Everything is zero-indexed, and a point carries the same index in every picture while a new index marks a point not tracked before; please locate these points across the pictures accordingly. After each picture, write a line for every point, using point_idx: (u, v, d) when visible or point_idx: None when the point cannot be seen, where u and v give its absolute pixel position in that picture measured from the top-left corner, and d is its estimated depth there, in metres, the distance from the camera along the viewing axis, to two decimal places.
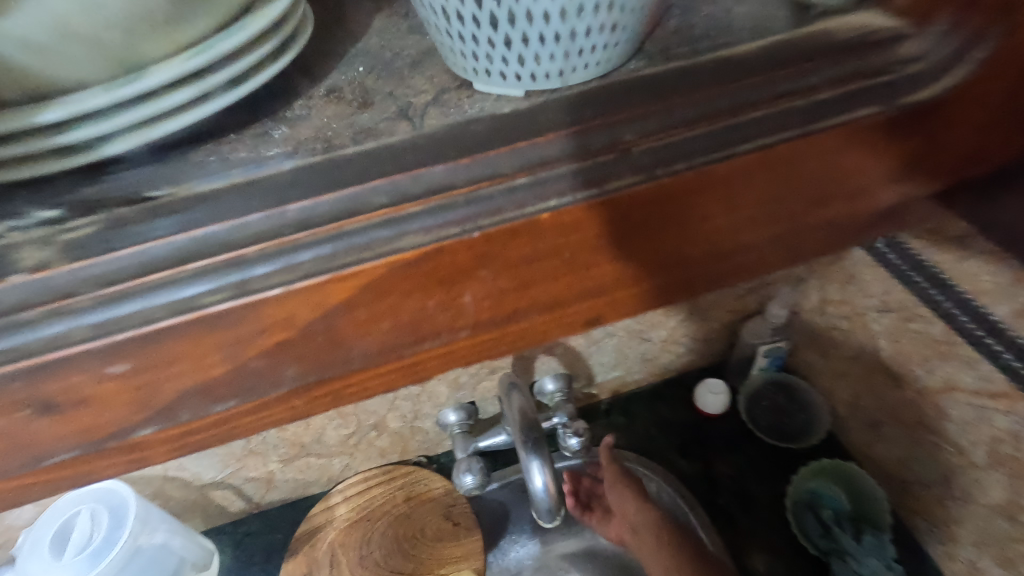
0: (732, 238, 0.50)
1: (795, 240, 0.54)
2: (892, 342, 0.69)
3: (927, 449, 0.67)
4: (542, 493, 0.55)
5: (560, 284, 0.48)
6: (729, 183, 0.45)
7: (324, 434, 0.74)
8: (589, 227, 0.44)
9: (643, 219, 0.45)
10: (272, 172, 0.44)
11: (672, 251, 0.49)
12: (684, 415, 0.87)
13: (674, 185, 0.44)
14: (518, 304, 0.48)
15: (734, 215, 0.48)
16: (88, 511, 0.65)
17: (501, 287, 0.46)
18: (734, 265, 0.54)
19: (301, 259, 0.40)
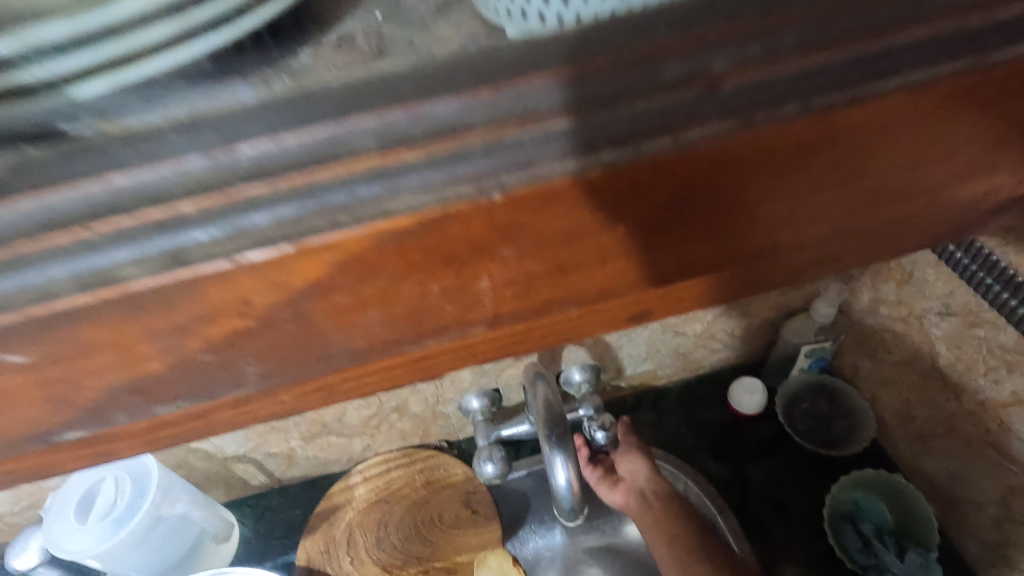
0: (804, 239, 0.33)
1: (895, 234, 0.36)
2: (951, 348, 0.63)
3: (984, 465, 0.62)
4: (565, 489, 0.52)
5: (619, 272, 0.32)
6: (803, 161, 0.28)
7: (345, 414, 0.73)
8: (602, 209, 0.28)
9: (675, 212, 0.29)
10: (228, 107, 0.26)
11: (718, 252, 0.32)
12: (716, 413, 0.83)
13: (711, 166, 0.27)
14: (545, 298, 0.32)
15: (811, 202, 0.31)
16: (112, 478, 0.67)
17: (541, 270, 0.30)
18: (804, 268, 0.37)
19: (253, 223, 0.25)
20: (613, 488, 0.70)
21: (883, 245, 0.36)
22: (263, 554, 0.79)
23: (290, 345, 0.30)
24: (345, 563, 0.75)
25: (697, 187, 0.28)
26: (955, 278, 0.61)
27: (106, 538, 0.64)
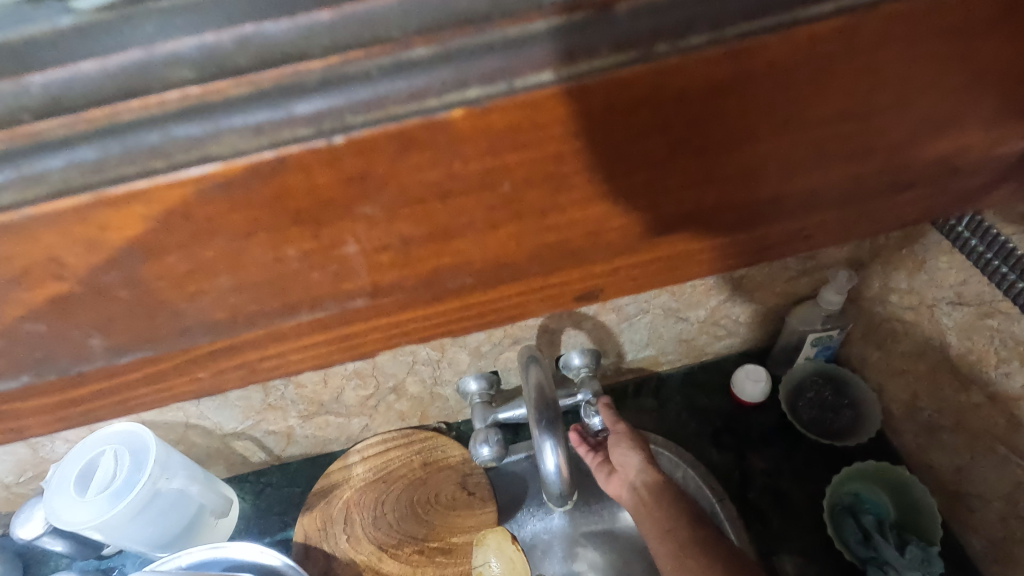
0: (780, 206, 0.47)
1: (853, 202, 0.49)
2: (962, 339, 0.61)
3: (992, 460, 0.61)
4: (554, 474, 0.52)
5: (478, 227, 0.42)
6: (776, 147, 0.41)
7: (341, 394, 0.72)
8: (611, 178, 0.40)
9: (681, 183, 0.42)
10: (44, 30, 0.28)
11: (712, 214, 0.46)
12: (718, 401, 0.82)
13: (703, 149, 0.39)
14: (575, 245, 0.46)
15: (786, 176, 0.44)
16: (112, 451, 0.65)
17: (414, 227, 0.41)
18: (772, 229, 0.51)
19: (49, 167, 0.31)
20: (609, 478, 0.69)
21: (844, 213, 0.51)
22: (262, 530, 0.80)
23: (196, 275, 0.40)
24: (342, 541, 0.76)
25: (501, 159, 0.37)
26: (969, 266, 0.59)
27: (105, 511, 0.65)
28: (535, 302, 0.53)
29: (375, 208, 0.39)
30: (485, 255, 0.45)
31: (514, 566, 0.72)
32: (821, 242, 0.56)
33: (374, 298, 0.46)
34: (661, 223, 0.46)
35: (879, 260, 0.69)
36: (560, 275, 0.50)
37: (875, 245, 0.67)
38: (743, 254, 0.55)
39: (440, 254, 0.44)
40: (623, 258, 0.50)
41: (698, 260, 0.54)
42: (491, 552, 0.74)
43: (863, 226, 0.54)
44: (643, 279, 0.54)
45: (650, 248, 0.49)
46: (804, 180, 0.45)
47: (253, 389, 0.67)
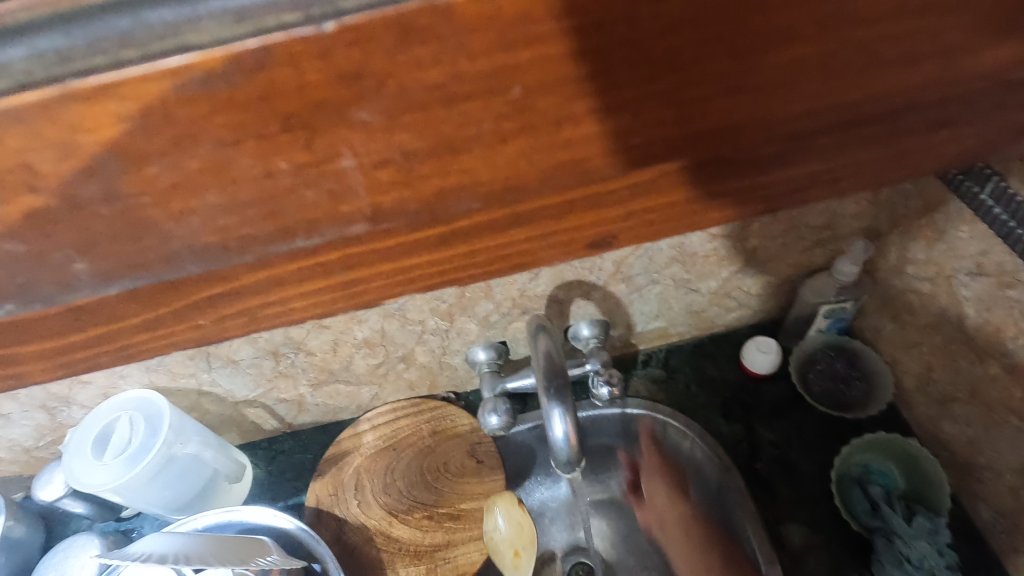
0: (817, 136, 0.46)
1: (889, 138, 0.49)
2: (980, 309, 0.60)
3: (1005, 432, 0.60)
4: (561, 442, 0.52)
5: (489, 159, 0.42)
6: (824, 55, 0.39)
7: (351, 362, 0.73)
8: (641, 94, 0.39)
9: (716, 103, 0.41)
10: None
11: (741, 145, 0.45)
12: (728, 373, 0.82)
13: (746, 58, 0.38)
14: (586, 171, 0.44)
15: (826, 98, 0.43)
16: (127, 417, 0.67)
17: (427, 158, 0.40)
18: (794, 163, 0.50)
19: (10, 57, 0.29)
20: None
21: (877, 151, 0.51)
22: (275, 495, 0.81)
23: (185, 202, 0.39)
24: (353, 506, 0.77)
25: (514, 57, 0.35)
26: (991, 235, 0.57)
27: (122, 474, 0.66)
28: (545, 248, 0.54)
29: (384, 133, 0.38)
30: (488, 177, 0.43)
31: (523, 531, 0.73)
32: (851, 186, 0.56)
33: (375, 223, 0.44)
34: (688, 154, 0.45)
35: (896, 231, 0.68)
36: (572, 217, 0.50)
37: (893, 215, 0.66)
38: (769, 199, 0.54)
39: (444, 193, 0.43)
40: (641, 198, 0.50)
41: (722, 203, 0.54)
42: (498, 515, 0.74)
43: (896, 168, 0.54)
44: (661, 224, 0.55)
45: (673, 184, 0.49)
46: (845, 105, 0.44)
47: (264, 356, 0.68)
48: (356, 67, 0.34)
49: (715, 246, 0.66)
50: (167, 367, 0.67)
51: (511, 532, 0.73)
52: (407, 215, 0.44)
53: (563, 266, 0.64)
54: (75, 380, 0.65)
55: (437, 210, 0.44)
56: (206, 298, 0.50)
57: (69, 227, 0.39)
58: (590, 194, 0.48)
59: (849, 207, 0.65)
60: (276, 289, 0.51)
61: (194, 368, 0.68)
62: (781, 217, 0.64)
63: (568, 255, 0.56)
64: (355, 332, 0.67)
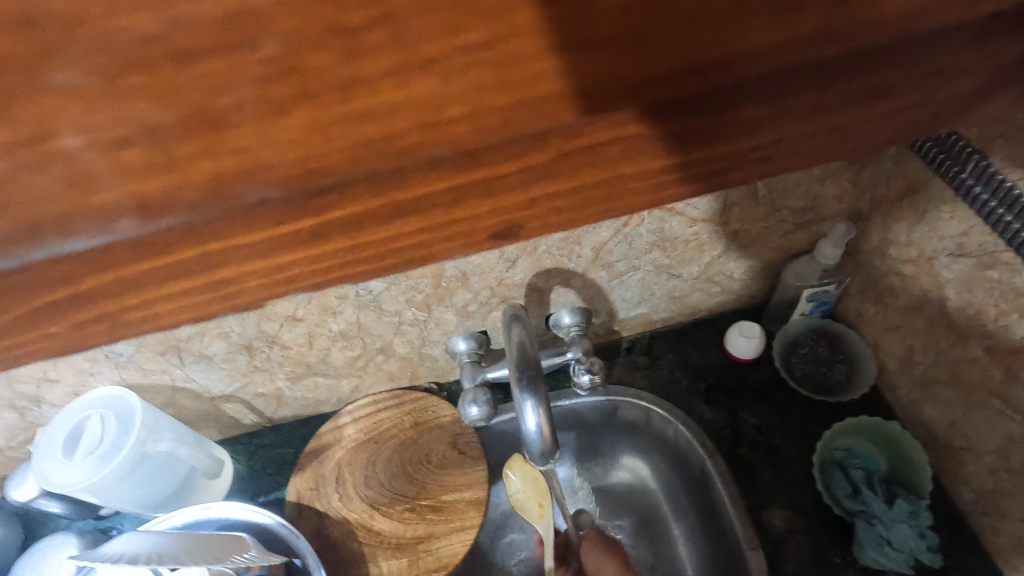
0: (734, 113, 0.47)
1: (813, 114, 0.49)
2: (962, 291, 0.59)
3: (987, 414, 0.60)
4: (535, 434, 0.51)
5: (406, 143, 0.42)
6: (729, 39, 0.40)
7: (328, 355, 0.71)
8: (578, 74, 0.40)
9: (628, 85, 0.42)
10: None
11: (651, 121, 0.46)
12: (712, 358, 0.81)
13: (653, 43, 0.39)
14: (512, 143, 0.44)
15: (738, 76, 0.43)
16: (98, 415, 0.65)
17: (351, 148, 0.41)
18: (712, 141, 0.50)
19: None
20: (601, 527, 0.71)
21: (803, 128, 0.51)
22: (256, 490, 0.80)
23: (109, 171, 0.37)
24: (333, 500, 0.75)
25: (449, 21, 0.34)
26: (972, 215, 0.56)
27: (94, 473, 0.64)
28: (441, 239, 0.53)
29: (312, 128, 0.39)
30: (374, 152, 0.42)
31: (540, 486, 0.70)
32: (782, 166, 0.56)
33: (296, 189, 0.43)
34: (597, 133, 0.46)
35: (879, 212, 0.67)
36: (465, 205, 0.49)
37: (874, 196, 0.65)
38: (686, 181, 0.54)
39: (351, 171, 0.43)
40: (539, 185, 0.49)
41: (638, 186, 0.53)
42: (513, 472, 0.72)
43: (833, 146, 0.54)
44: (573, 211, 0.55)
45: (571, 172, 0.49)
46: (758, 86, 0.45)
47: (237, 351, 0.66)
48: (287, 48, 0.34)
49: (695, 230, 0.65)
50: (137, 364, 0.65)
51: (528, 489, 0.71)
52: (297, 189, 0.43)
53: (540, 253, 0.62)
54: (42, 378, 0.63)
55: (334, 184, 0.43)
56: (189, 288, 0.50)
57: (36, 200, 0.39)
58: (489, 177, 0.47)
59: (830, 189, 0.64)
60: (248, 274, 0.50)
61: (166, 364, 0.66)
62: (760, 199, 0.62)
63: (470, 246, 0.56)
64: (330, 324, 0.66)
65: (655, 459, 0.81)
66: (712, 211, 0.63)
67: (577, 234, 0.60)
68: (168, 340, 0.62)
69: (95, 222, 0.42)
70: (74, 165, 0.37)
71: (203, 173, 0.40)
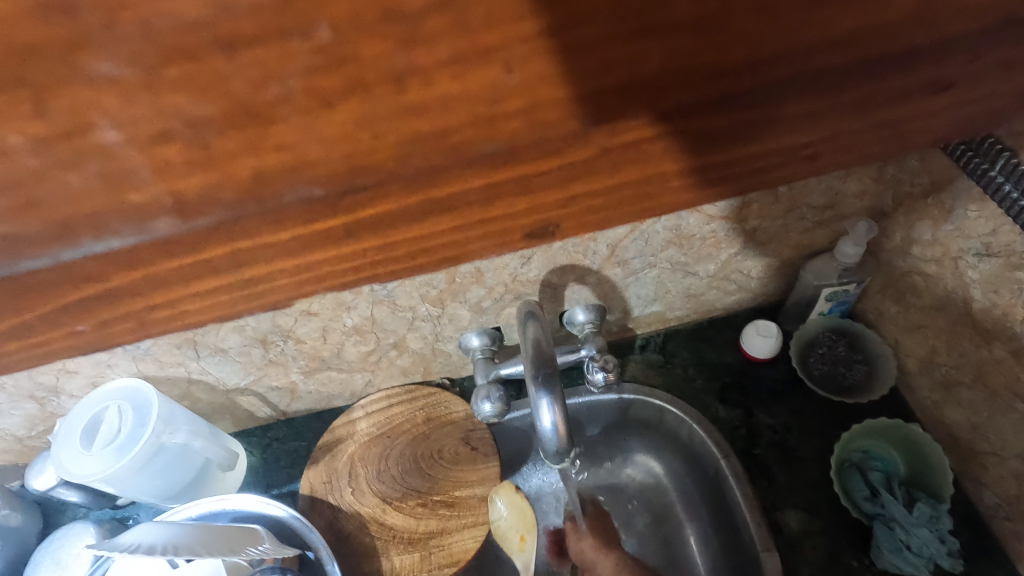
0: (783, 108, 0.47)
1: (864, 109, 0.49)
2: (987, 291, 0.58)
3: (1011, 418, 0.58)
4: (549, 431, 0.51)
5: (464, 137, 0.42)
6: (788, 32, 0.40)
7: (342, 350, 0.71)
8: (602, 71, 0.40)
9: (684, 79, 0.42)
10: None
11: (698, 120, 0.46)
12: (728, 357, 0.80)
13: (717, 36, 0.39)
14: (536, 145, 0.44)
15: (795, 70, 0.43)
16: (116, 406, 0.66)
17: (413, 140, 0.41)
18: (742, 144, 0.49)
19: None
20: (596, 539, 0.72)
21: (833, 127, 0.50)
22: (269, 482, 0.81)
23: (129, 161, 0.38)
24: (346, 493, 0.76)
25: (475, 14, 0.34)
26: (1000, 214, 0.55)
27: (111, 464, 0.65)
28: (474, 238, 0.53)
29: (372, 120, 0.39)
30: (397, 155, 0.42)
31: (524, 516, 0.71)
32: (829, 163, 0.55)
33: (320, 186, 0.43)
34: (643, 131, 0.46)
35: (902, 210, 0.66)
36: (496, 206, 0.49)
37: (898, 193, 0.64)
38: (726, 180, 0.54)
39: (407, 164, 0.43)
40: (577, 183, 0.49)
41: (680, 185, 0.53)
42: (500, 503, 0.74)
43: (876, 142, 0.54)
44: (608, 211, 0.54)
45: (611, 171, 0.49)
46: (811, 80, 0.45)
47: (253, 345, 0.67)
48: (353, 38, 0.34)
49: (713, 228, 0.64)
50: (154, 356, 0.65)
51: (513, 518, 0.72)
52: (330, 189, 0.43)
53: (555, 250, 0.62)
54: (61, 370, 0.64)
55: (369, 185, 0.44)
56: (219, 284, 0.50)
57: (86, 190, 0.39)
58: (510, 181, 0.47)
59: (852, 186, 0.62)
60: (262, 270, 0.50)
61: (182, 357, 0.67)
62: (780, 196, 0.61)
63: (503, 246, 0.55)
64: (344, 319, 0.66)
65: (669, 458, 0.81)
66: (733, 209, 0.62)
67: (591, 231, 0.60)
68: (184, 333, 0.62)
69: (146, 213, 0.42)
70: (93, 156, 0.37)
71: (259, 165, 0.41)
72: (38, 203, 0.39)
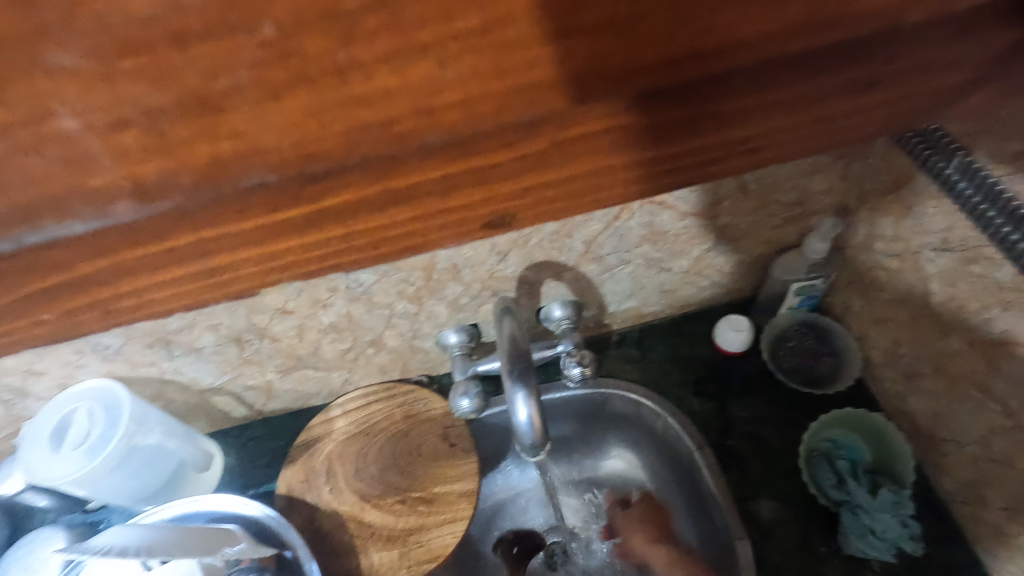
0: (723, 102, 0.45)
1: (823, 101, 0.48)
2: (946, 285, 0.61)
3: (968, 407, 0.61)
4: (526, 425, 0.51)
5: (408, 127, 0.39)
6: (712, 26, 0.38)
7: (319, 348, 0.71)
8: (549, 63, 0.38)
9: (620, 74, 0.40)
10: None
11: (636, 111, 0.44)
12: (701, 351, 0.82)
13: (643, 32, 0.37)
14: (486, 133, 0.42)
15: (726, 66, 0.41)
16: (85, 408, 0.64)
17: (355, 133, 0.39)
18: (705, 134, 0.48)
19: None
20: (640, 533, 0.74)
21: (794, 118, 0.49)
22: (247, 482, 0.80)
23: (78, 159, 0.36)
24: (324, 492, 0.75)
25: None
26: (956, 211, 0.57)
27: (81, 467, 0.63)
28: (437, 227, 0.51)
29: (321, 110, 0.37)
30: (332, 149, 0.39)
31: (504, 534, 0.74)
32: (775, 154, 0.54)
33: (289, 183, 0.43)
34: (586, 123, 0.44)
35: (866, 207, 0.68)
36: (461, 193, 0.48)
37: (862, 189, 0.66)
38: (674, 173, 0.53)
39: (354, 153, 0.40)
40: (531, 175, 0.48)
41: (630, 178, 0.52)
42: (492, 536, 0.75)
43: (844, 131, 0.52)
44: (565, 200, 0.53)
45: (557, 163, 0.47)
46: (743, 74, 0.43)
47: (227, 344, 0.66)
48: None
49: (685, 224, 0.65)
50: (125, 356, 0.64)
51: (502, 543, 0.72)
52: (276, 181, 0.41)
53: (531, 246, 0.62)
54: (27, 371, 0.63)
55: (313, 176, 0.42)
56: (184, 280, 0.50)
57: (49, 175, 0.36)
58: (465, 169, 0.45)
59: (818, 184, 0.64)
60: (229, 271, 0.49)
61: (154, 357, 0.66)
62: (750, 193, 0.63)
63: (464, 236, 0.54)
64: (321, 317, 0.65)
65: (647, 452, 0.82)
66: (704, 206, 0.63)
67: (568, 226, 0.60)
68: (156, 332, 0.62)
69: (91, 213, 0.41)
70: None
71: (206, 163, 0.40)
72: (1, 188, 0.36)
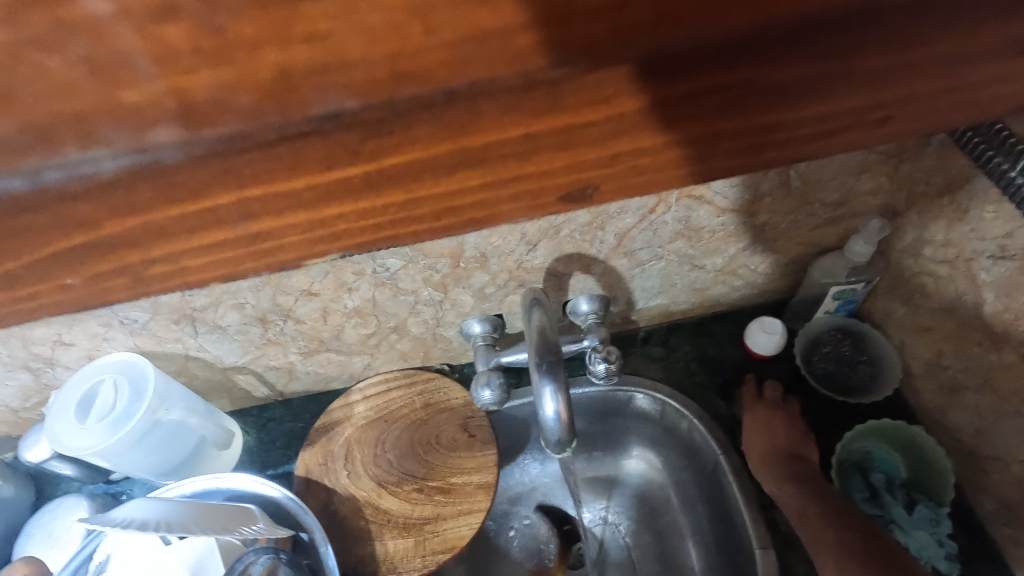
0: (858, 61, 0.40)
1: (950, 69, 0.42)
2: (1000, 295, 0.57)
3: (1017, 425, 0.57)
4: (552, 421, 0.50)
5: (526, 69, 0.35)
6: None
7: (342, 332, 0.70)
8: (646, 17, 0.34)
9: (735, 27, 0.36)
10: None
11: (762, 75, 0.40)
12: (731, 353, 0.79)
13: None
14: (576, 92, 0.38)
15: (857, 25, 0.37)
16: (111, 381, 0.65)
17: (441, 99, 0.36)
18: (821, 104, 0.44)
19: None
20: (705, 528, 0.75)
21: (929, 84, 0.44)
22: (265, 462, 0.80)
23: None
24: (342, 476, 0.75)
25: None
26: (1017, 216, 0.53)
27: (105, 438, 0.64)
28: (507, 199, 0.47)
29: (436, 19, 0.32)
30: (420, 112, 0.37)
31: None
32: (894, 128, 0.48)
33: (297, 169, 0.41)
34: (705, 80, 0.39)
35: (916, 210, 0.64)
36: (535, 159, 0.44)
37: (912, 192, 0.63)
38: (778, 145, 0.48)
39: (461, 75, 0.35)
40: (623, 139, 0.43)
41: (733, 149, 0.47)
42: None
43: (956, 110, 0.47)
44: (660, 171, 0.48)
45: (661, 124, 0.43)
46: (888, 34, 0.38)
47: (251, 323, 0.66)
48: None
49: (722, 221, 0.63)
50: (152, 331, 0.64)
51: None
52: (338, 141, 0.38)
53: (562, 237, 0.61)
54: (57, 341, 0.63)
55: (398, 138, 0.39)
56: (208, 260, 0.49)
57: (71, 80, 0.31)
58: (551, 136, 0.42)
59: (866, 184, 0.61)
60: (251, 252, 0.47)
61: (180, 333, 0.66)
62: (793, 191, 0.60)
63: (536, 209, 0.49)
64: (345, 300, 0.65)
65: (669, 453, 0.80)
66: (746, 202, 0.61)
67: (602, 217, 0.58)
68: (182, 308, 0.61)
69: None
70: None
71: None
72: (13, 99, 0.32)
